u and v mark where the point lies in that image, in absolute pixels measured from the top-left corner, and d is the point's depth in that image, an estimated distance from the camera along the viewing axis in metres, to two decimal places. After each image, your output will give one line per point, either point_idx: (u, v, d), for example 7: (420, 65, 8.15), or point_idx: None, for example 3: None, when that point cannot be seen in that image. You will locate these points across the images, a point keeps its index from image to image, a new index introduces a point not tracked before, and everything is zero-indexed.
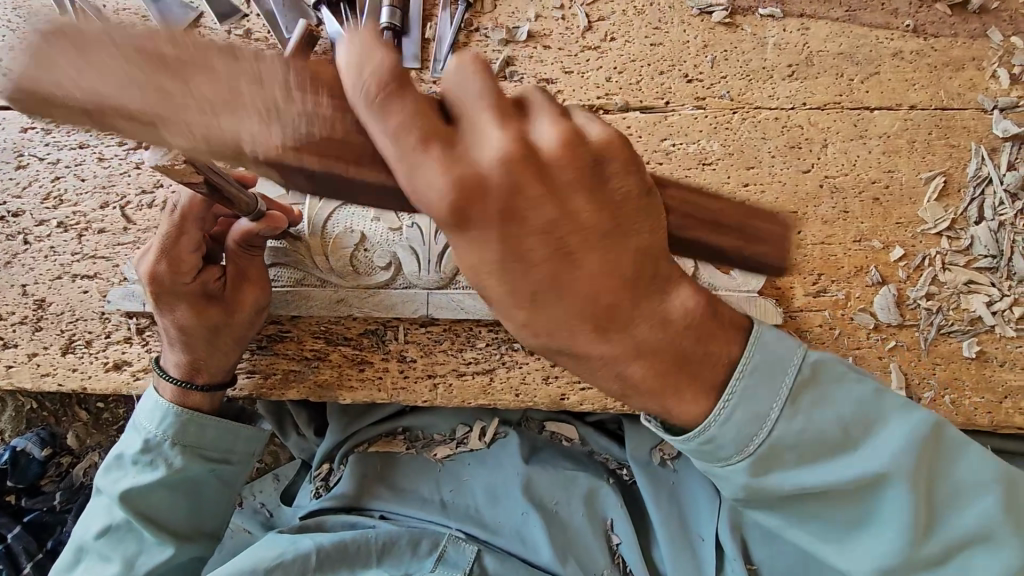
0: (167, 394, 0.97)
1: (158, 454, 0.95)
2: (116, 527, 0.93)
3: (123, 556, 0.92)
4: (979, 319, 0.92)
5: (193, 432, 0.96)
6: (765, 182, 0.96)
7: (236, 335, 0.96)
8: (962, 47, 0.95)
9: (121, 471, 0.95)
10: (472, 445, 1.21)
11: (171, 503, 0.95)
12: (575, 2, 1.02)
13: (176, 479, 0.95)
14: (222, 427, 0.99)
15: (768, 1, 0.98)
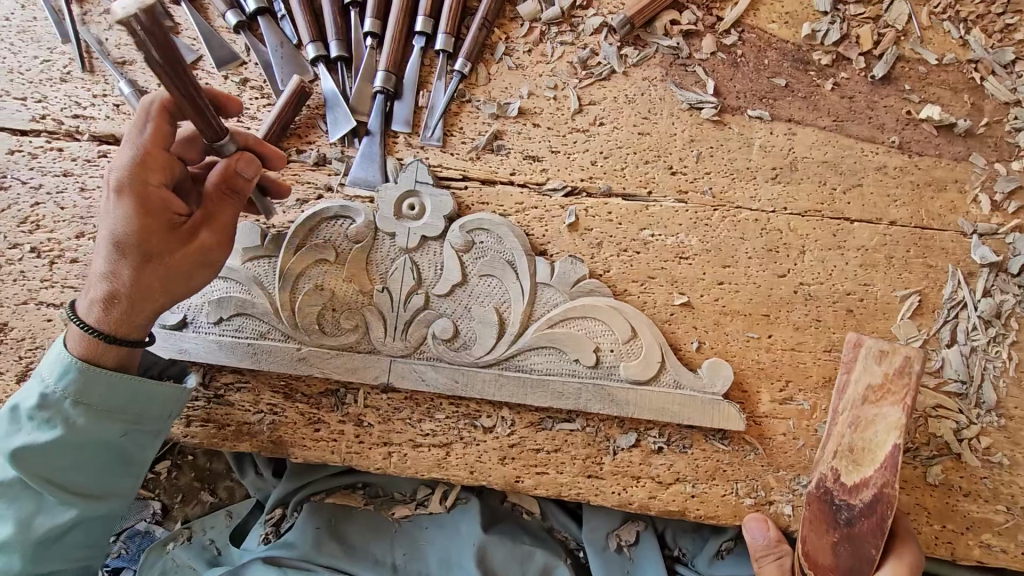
0: (76, 348, 0.85)
1: (58, 412, 0.85)
2: (14, 484, 0.85)
3: (17, 516, 0.85)
4: (945, 444, 0.90)
5: (95, 388, 0.85)
6: (740, 282, 0.96)
7: (178, 276, 0.84)
8: (945, 168, 0.95)
9: (19, 427, 0.85)
10: (432, 509, 1.18)
11: (67, 467, 0.86)
12: (569, 83, 1.03)
13: (77, 439, 0.85)
14: (134, 385, 0.87)
15: (758, 102, 0.99)
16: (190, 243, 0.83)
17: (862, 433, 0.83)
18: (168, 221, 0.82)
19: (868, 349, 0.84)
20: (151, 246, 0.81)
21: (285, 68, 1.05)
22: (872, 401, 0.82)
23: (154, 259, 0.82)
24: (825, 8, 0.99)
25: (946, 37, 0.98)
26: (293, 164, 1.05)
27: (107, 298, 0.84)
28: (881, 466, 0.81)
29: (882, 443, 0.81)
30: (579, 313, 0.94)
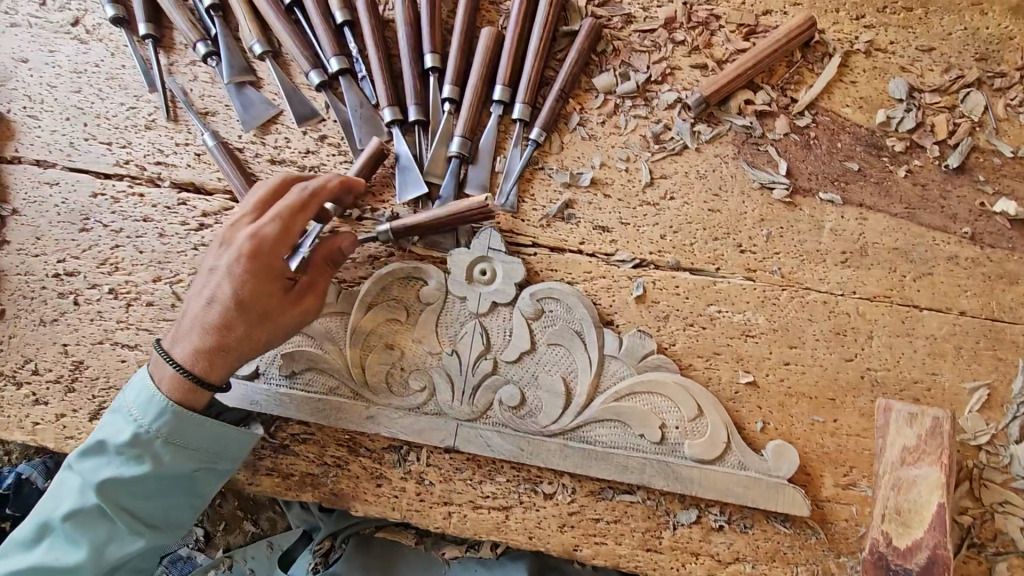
0: (171, 391, 0.89)
1: (145, 448, 0.89)
2: (92, 510, 0.88)
3: (91, 543, 0.88)
4: (1012, 542, 0.90)
5: (184, 430, 0.90)
6: (806, 364, 0.96)
7: (280, 331, 0.92)
8: (1018, 261, 0.96)
9: (106, 457, 0.89)
10: (483, 552, 1.19)
11: (144, 498, 0.90)
12: (641, 156, 1.05)
13: (160, 476, 0.89)
14: (217, 428, 0.92)
15: (829, 185, 1.00)
16: (296, 306, 0.93)
17: (905, 495, 0.83)
18: (281, 285, 0.92)
19: (897, 412, 0.86)
20: (270, 305, 0.90)
21: (364, 128, 1.08)
22: (910, 462, 0.83)
23: (269, 317, 0.91)
24: (900, 96, 1.01)
25: (1021, 129, 0.99)
26: (366, 221, 1.08)
27: (213, 348, 0.89)
28: (931, 527, 0.80)
29: (925, 503, 0.81)
30: (646, 388, 0.95)
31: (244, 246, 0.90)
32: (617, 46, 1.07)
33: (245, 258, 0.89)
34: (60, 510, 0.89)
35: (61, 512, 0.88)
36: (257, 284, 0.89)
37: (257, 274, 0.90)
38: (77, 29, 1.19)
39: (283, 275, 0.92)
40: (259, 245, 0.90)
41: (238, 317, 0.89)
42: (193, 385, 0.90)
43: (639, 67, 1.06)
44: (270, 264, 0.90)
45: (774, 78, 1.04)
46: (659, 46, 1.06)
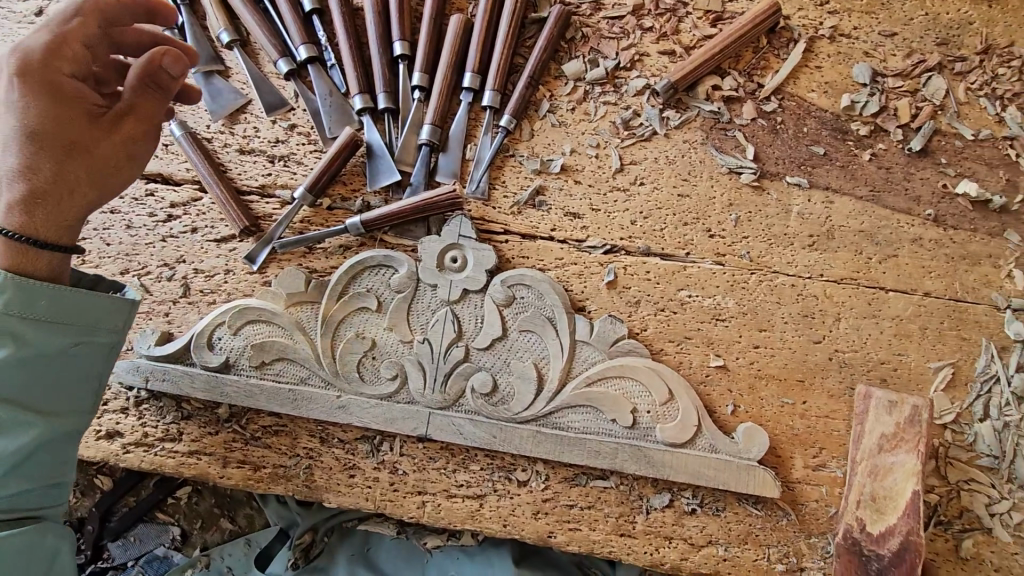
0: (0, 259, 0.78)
1: (4, 333, 0.77)
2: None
3: None
4: (978, 518, 0.91)
5: (43, 300, 0.80)
6: (775, 347, 0.97)
7: (91, 166, 0.84)
8: (980, 242, 0.98)
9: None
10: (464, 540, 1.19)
11: (28, 386, 0.79)
12: (611, 142, 1.05)
13: (31, 354, 0.79)
14: (61, 296, 0.81)
15: (796, 169, 1.01)
16: (107, 137, 0.84)
17: (881, 482, 0.88)
18: (75, 112, 0.82)
19: (878, 400, 0.90)
20: (70, 131, 0.82)
21: (334, 116, 1.07)
22: (887, 449, 0.88)
23: (79, 146, 0.82)
24: (863, 80, 1.02)
25: (981, 112, 1.01)
26: (337, 211, 1.07)
27: (28, 194, 0.80)
28: (905, 513, 0.86)
29: (899, 488, 0.87)
30: (617, 372, 0.95)
31: (17, 68, 0.80)
32: (586, 33, 1.07)
33: (48, 95, 0.81)
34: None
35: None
36: (54, 113, 0.81)
37: (55, 106, 0.81)
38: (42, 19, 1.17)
39: (78, 107, 0.83)
40: (31, 61, 0.80)
41: (46, 156, 0.80)
42: (32, 245, 0.80)
43: (608, 53, 1.06)
44: (57, 94, 0.81)
45: (740, 63, 1.05)
46: (627, 33, 1.07)
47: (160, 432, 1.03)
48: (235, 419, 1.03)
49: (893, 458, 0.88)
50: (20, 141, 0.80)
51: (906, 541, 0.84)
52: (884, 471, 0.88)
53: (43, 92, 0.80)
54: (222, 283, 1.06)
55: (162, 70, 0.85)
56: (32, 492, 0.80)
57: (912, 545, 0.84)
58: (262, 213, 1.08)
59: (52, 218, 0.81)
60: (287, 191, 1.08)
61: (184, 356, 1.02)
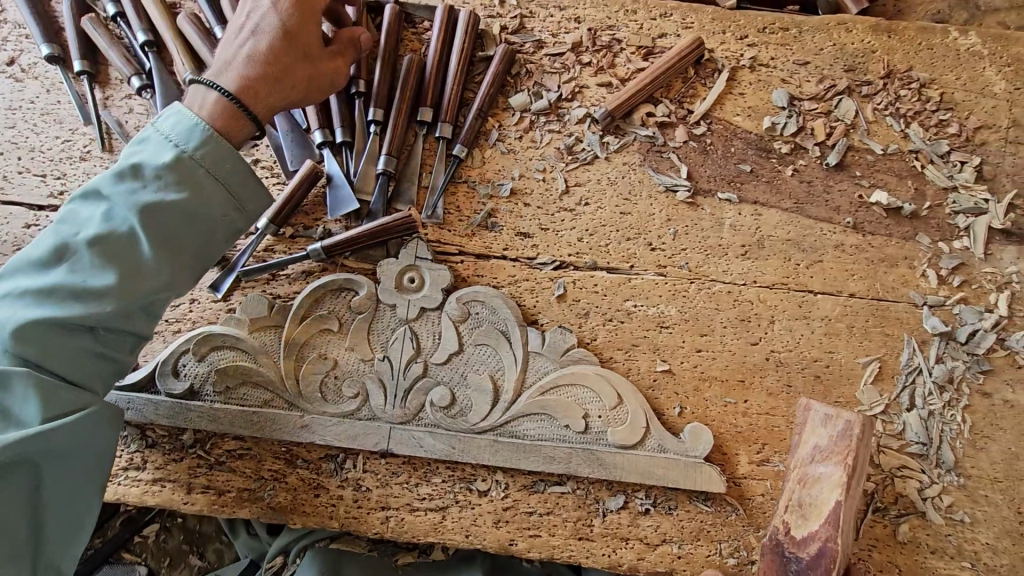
0: (207, 113, 0.88)
1: (189, 178, 0.85)
2: (124, 237, 0.82)
3: (120, 267, 0.82)
4: (911, 503, 0.97)
5: (222, 163, 0.87)
6: (716, 350, 1.04)
7: (312, 75, 0.95)
8: (896, 246, 1.06)
9: (143, 183, 0.83)
10: (435, 556, 1.19)
11: (172, 231, 0.85)
12: (557, 166, 1.13)
13: (196, 207, 0.85)
14: (239, 166, 0.88)
15: (726, 186, 1.10)
16: (326, 59, 0.96)
17: (808, 489, 0.82)
18: (314, 31, 0.95)
19: (815, 411, 0.86)
20: (308, 41, 0.94)
21: (295, 151, 1.13)
22: (817, 458, 0.82)
23: (307, 56, 0.94)
24: (782, 104, 1.12)
25: (888, 130, 1.11)
26: (300, 239, 1.12)
27: (258, 78, 0.91)
28: (826, 521, 0.79)
29: (824, 500, 0.81)
30: (567, 380, 1.00)
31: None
32: (529, 69, 1.16)
33: (307, 12, 0.94)
34: (82, 235, 0.82)
35: (83, 239, 0.81)
36: (303, 24, 0.93)
37: (311, 24, 0.94)
38: (12, 67, 1.22)
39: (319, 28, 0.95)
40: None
41: (285, 51, 0.92)
42: (240, 111, 0.90)
43: (551, 86, 1.15)
44: (315, 13, 0.94)
45: (671, 92, 1.14)
46: (568, 68, 1.16)
47: (124, 461, 1.04)
48: (200, 445, 1.04)
49: (823, 467, 0.81)
50: (267, 33, 0.92)
51: (822, 547, 0.78)
52: (811, 479, 0.82)
53: (303, 10, 0.93)
54: (187, 312, 1.09)
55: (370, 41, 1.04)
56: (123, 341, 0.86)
57: (830, 554, 0.77)
58: None
59: (265, 97, 0.92)
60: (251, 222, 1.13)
61: (149, 385, 1.05)
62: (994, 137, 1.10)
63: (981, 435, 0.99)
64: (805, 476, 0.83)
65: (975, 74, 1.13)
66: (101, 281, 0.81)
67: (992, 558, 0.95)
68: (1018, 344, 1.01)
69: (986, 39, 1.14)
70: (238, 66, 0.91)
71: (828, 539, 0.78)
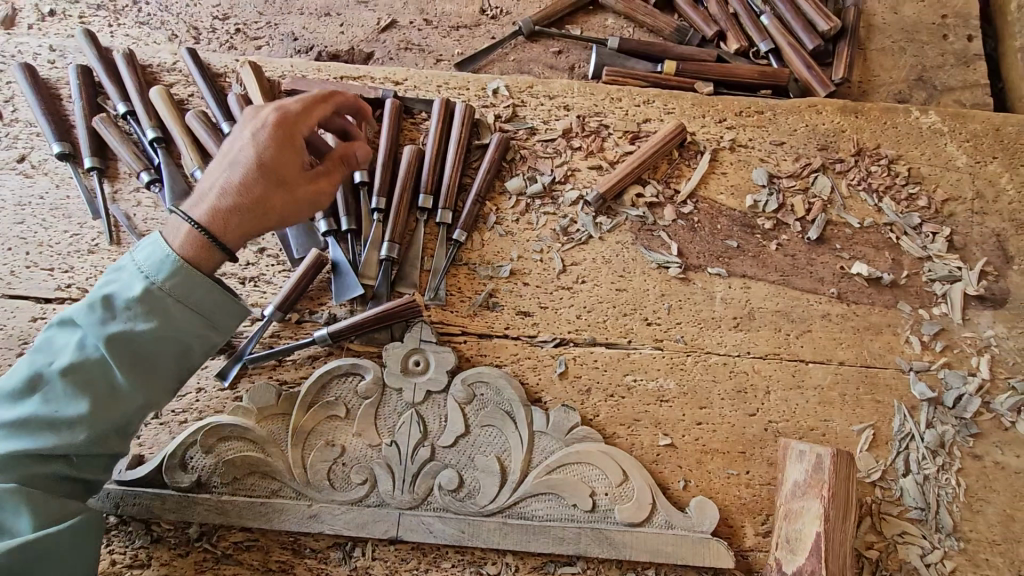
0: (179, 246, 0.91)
1: (155, 307, 0.88)
2: (95, 365, 0.87)
3: (93, 395, 0.87)
4: (916, 570, 0.99)
5: (192, 290, 0.90)
6: (716, 422, 1.07)
7: (290, 201, 0.96)
8: (879, 314, 1.12)
9: (113, 314, 0.88)
10: None
11: (144, 355, 0.89)
12: (553, 247, 1.18)
13: (162, 336, 0.88)
14: (205, 292, 0.90)
15: (715, 261, 1.16)
16: (305, 184, 0.97)
17: (794, 524, 0.90)
18: (291, 160, 0.96)
19: (792, 450, 0.94)
20: (283, 171, 0.95)
21: (301, 239, 1.18)
22: (799, 494, 0.90)
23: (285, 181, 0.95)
24: (762, 182, 1.19)
25: (863, 204, 1.18)
26: (305, 324, 1.15)
27: (233, 208, 0.93)
28: (810, 554, 0.85)
29: (809, 533, 0.87)
30: (573, 458, 1.02)
31: (270, 119, 0.96)
32: (523, 154, 1.23)
33: (284, 141, 0.96)
34: (55, 365, 0.87)
35: (58, 368, 0.87)
36: (279, 154, 0.95)
37: (287, 151, 0.96)
38: (23, 165, 1.26)
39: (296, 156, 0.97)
40: (286, 116, 0.97)
41: (260, 181, 0.94)
42: (209, 242, 0.91)
43: (544, 170, 1.22)
44: (291, 143, 0.97)
45: (658, 173, 1.21)
46: (559, 152, 1.23)
47: (128, 558, 1.02)
48: (207, 537, 1.03)
49: (804, 501, 0.88)
50: (245, 164, 0.94)
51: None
52: (798, 514, 0.89)
53: (279, 141, 0.96)
54: (194, 401, 1.10)
55: (356, 159, 1.05)
56: (94, 462, 0.90)
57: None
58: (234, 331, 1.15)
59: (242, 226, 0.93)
60: (258, 309, 1.16)
61: (156, 478, 1.04)
62: (961, 208, 1.18)
63: (976, 497, 1.02)
64: (790, 510, 0.91)
65: (938, 150, 1.21)
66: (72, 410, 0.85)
67: None
68: (1003, 406, 1.05)
69: (945, 118, 1.23)
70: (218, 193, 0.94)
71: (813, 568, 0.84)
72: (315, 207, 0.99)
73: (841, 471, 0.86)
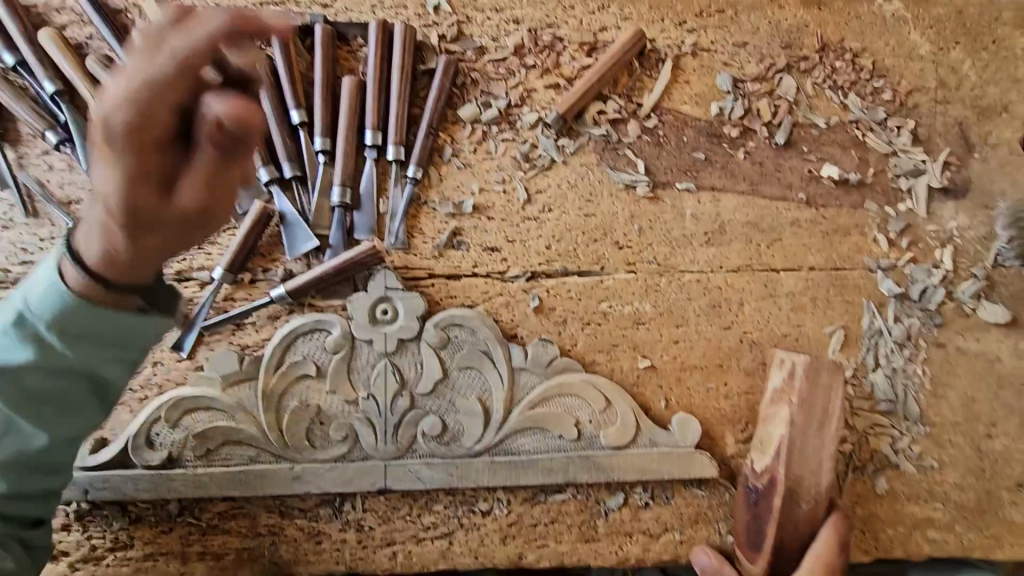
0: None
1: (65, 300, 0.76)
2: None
3: None
4: (886, 457, 1.04)
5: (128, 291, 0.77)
6: (693, 339, 1.07)
7: None
8: (847, 215, 1.11)
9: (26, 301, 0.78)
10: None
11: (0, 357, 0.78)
12: (515, 176, 1.11)
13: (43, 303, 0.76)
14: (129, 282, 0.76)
15: (683, 176, 1.12)
16: (173, 203, 0.68)
17: (766, 427, 0.94)
18: (154, 125, 0.63)
19: (780, 361, 0.94)
20: (143, 213, 0.68)
21: (241, 192, 1.07)
22: (772, 400, 0.94)
23: (168, 197, 0.68)
24: (726, 88, 1.14)
25: (828, 103, 1.14)
26: (260, 284, 1.07)
27: None
28: (775, 455, 0.92)
29: (775, 437, 0.93)
30: (557, 391, 1.01)
31: None
32: (474, 78, 1.13)
33: (135, 135, 0.63)
34: None
35: None
36: None
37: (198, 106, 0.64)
38: None
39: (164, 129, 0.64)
40: None
41: None
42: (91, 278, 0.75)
43: (498, 94, 1.13)
44: (146, 132, 0.64)
45: (618, 86, 1.14)
46: (513, 72, 1.14)
47: (110, 541, 1.00)
48: (188, 511, 1.00)
49: (778, 407, 0.93)
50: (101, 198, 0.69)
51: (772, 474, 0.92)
52: (772, 419, 0.94)
53: (121, 108, 0.62)
54: (151, 376, 1.04)
55: None
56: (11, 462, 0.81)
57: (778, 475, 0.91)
58: (183, 299, 1.07)
59: (143, 244, 0.72)
60: (206, 272, 1.07)
61: (122, 460, 0.99)
62: (925, 99, 1.15)
63: (940, 383, 1.06)
64: (766, 418, 0.95)
65: (902, 39, 1.17)
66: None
67: (959, 495, 1.04)
68: (965, 294, 1.08)
69: (909, 3, 1.17)
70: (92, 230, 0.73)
71: (779, 466, 0.91)
72: (212, 190, 0.69)
73: (816, 380, 0.90)
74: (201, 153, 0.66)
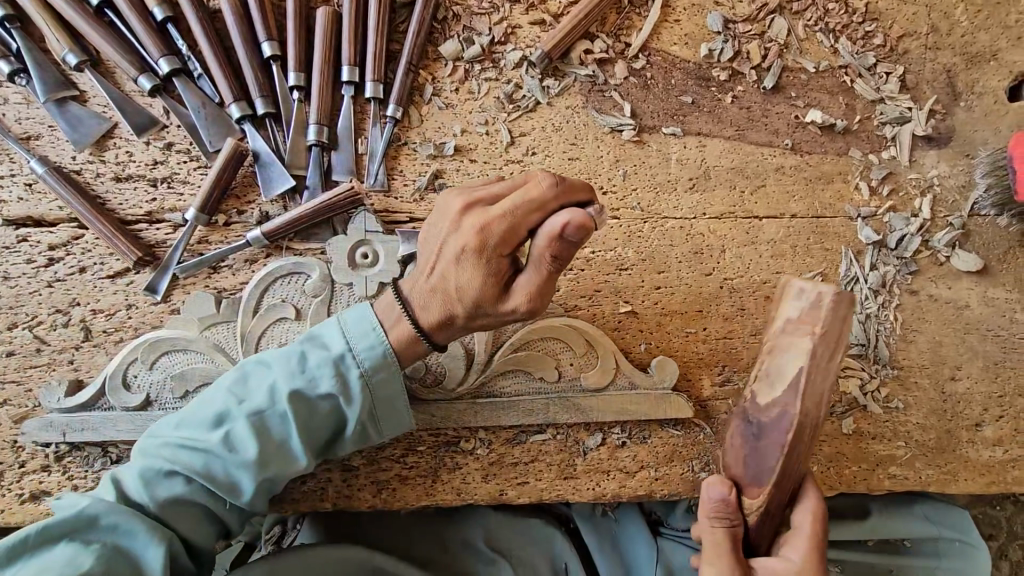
0: (393, 333, 0.86)
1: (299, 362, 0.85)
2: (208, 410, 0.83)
3: (202, 410, 0.83)
4: (855, 399, 1.08)
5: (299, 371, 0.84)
6: (674, 285, 1.07)
7: None
8: (831, 162, 1.11)
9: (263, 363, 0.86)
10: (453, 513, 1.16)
11: (196, 414, 0.84)
12: (499, 117, 1.08)
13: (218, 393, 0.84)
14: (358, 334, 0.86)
15: (670, 120, 1.10)
16: (508, 301, 0.79)
17: (774, 361, 0.78)
18: (520, 212, 0.74)
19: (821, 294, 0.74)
20: (482, 304, 0.80)
21: (213, 129, 1.03)
22: (788, 330, 0.77)
23: (503, 295, 0.79)
24: (716, 29, 1.10)
25: (819, 47, 1.12)
26: (235, 226, 1.04)
27: None
28: (788, 389, 0.76)
29: (791, 370, 0.76)
30: (539, 335, 1.02)
31: None
32: (456, 12, 1.08)
33: (477, 212, 0.77)
34: (223, 411, 0.83)
35: (222, 418, 0.82)
36: None
37: (551, 192, 0.74)
38: None
39: (529, 225, 0.74)
40: None
41: None
42: (418, 336, 0.85)
43: (481, 29, 1.08)
44: (525, 213, 0.74)
45: (607, 25, 1.10)
46: (496, 7, 1.08)
47: (91, 481, 0.99)
48: None
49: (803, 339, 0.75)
50: (442, 289, 0.81)
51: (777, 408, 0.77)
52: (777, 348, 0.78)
53: (481, 214, 0.76)
54: (125, 319, 1.02)
55: None
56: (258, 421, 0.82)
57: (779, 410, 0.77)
58: (155, 241, 1.04)
59: (428, 308, 0.84)
60: (177, 214, 1.04)
61: (100, 401, 0.99)
62: (915, 44, 1.13)
63: (910, 329, 1.09)
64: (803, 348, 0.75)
65: None
66: (257, 455, 0.81)
67: (921, 435, 1.09)
68: (940, 243, 1.10)
69: None
70: (405, 304, 0.85)
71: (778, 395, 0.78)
72: (533, 298, 0.78)
73: None
74: (540, 264, 0.76)
